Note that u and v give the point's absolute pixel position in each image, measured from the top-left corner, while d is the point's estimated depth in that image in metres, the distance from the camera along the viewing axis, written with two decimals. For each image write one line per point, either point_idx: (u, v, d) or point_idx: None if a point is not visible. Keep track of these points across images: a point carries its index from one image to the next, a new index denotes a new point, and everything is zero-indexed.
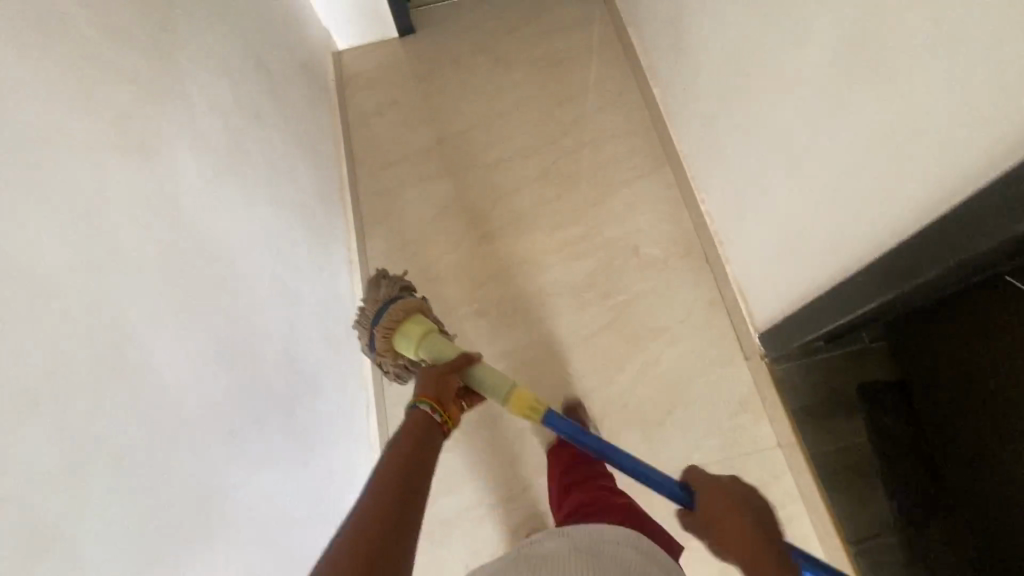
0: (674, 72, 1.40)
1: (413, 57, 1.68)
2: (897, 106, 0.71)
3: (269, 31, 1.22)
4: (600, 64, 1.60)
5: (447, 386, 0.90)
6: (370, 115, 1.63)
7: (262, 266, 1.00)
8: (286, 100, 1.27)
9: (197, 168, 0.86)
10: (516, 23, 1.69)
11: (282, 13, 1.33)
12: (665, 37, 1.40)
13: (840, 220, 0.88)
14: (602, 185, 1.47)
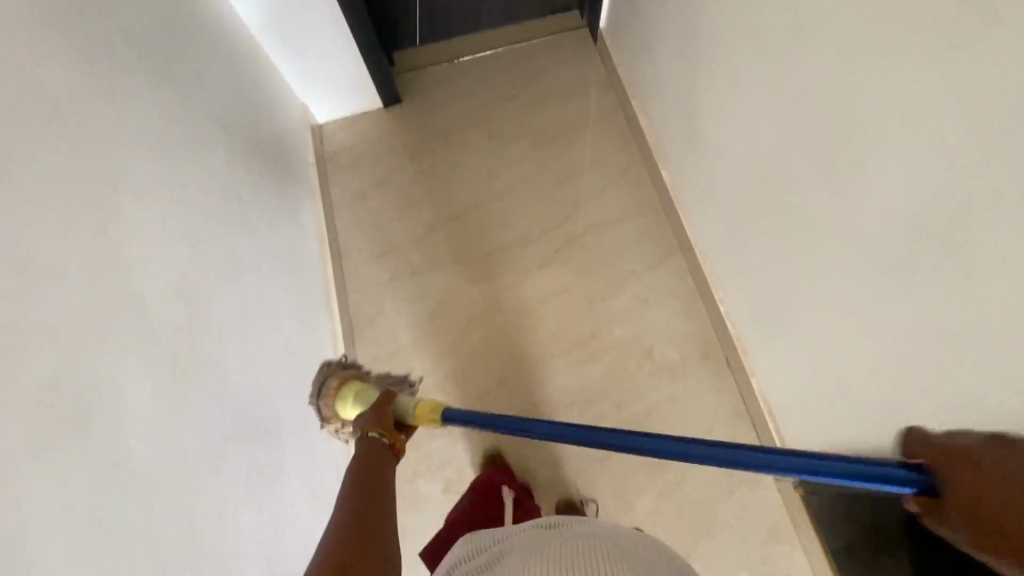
0: (685, 156, 1.31)
1: (401, 131, 1.56)
2: (1009, 292, 0.60)
3: (234, 138, 1.09)
4: (601, 138, 1.50)
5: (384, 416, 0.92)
6: (355, 199, 1.50)
7: (240, 309, 0.97)
8: (261, 206, 1.15)
9: (157, 318, 0.75)
10: (511, 92, 1.58)
11: (250, 108, 1.20)
12: (676, 119, 1.31)
13: (913, 380, 0.77)
14: (610, 276, 1.36)
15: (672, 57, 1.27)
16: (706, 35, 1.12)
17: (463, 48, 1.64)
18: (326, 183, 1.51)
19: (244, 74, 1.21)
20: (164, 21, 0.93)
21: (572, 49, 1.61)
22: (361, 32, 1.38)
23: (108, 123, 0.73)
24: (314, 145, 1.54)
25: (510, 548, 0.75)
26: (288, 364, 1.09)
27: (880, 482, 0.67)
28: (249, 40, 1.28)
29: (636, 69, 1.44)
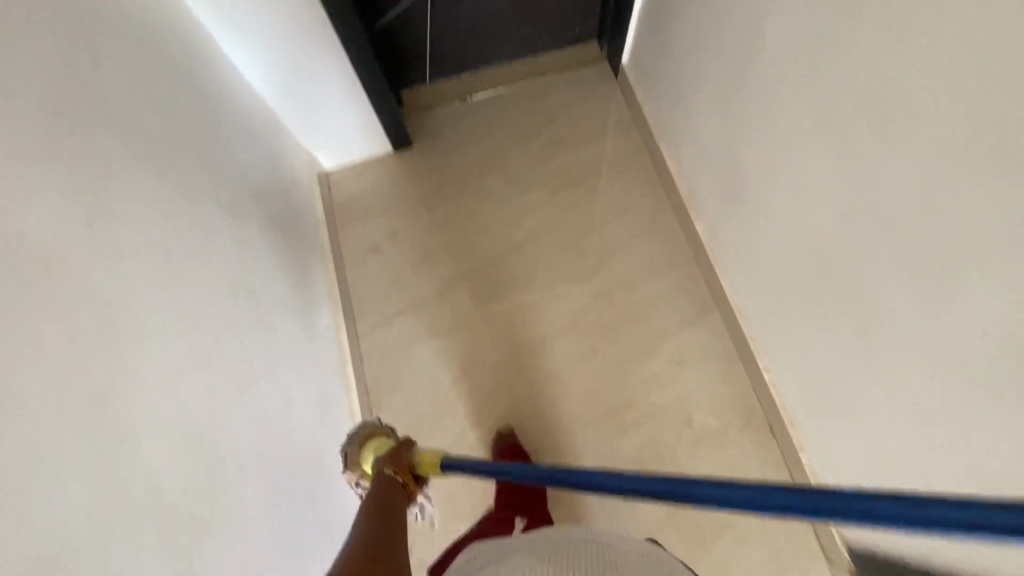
0: (721, 210, 1.22)
1: (414, 178, 1.47)
2: None
3: (231, 212, 1.00)
4: (625, 183, 1.42)
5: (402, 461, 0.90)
6: (367, 253, 1.41)
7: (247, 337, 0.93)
8: (267, 282, 1.06)
9: (171, 458, 0.67)
10: (528, 133, 1.49)
11: (248, 171, 1.10)
12: (712, 169, 1.22)
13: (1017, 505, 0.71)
14: (644, 337, 1.27)
15: (708, 104, 1.18)
16: (751, 89, 1.03)
17: (476, 85, 1.55)
18: (337, 237, 1.42)
19: (245, 136, 1.12)
20: (152, 106, 0.84)
21: (592, 84, 1.52)
22: (369, 78, 1.28)
23: (91, 253, 0.64)
24: (322, 196, 1.44)
25: (518, 547, 0.64)
26: (293, 393, 1.03)
27: (989, 532, 0.37)
28: (249, 97, 1.19)
29: (665, 110, 1.36)
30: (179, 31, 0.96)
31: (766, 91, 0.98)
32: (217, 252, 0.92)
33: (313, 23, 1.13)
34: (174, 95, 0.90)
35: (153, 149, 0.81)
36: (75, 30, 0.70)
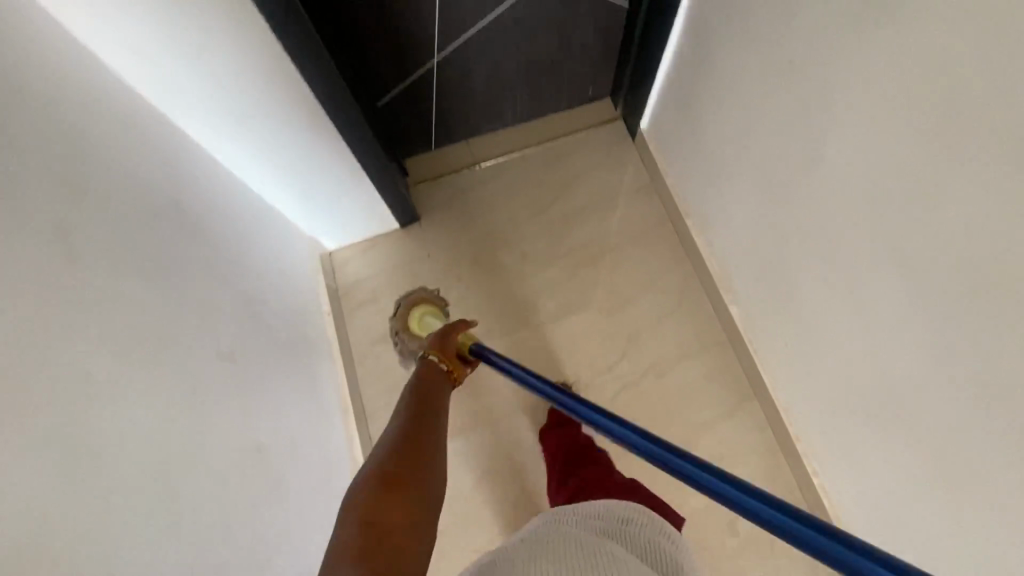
0: (761, 296, 1.13)
1: (422, 256, 1.38)
2: None
3: (251, 343, 0.89)
4: (650, 255, 1.32)
5: (448, 344, 0.96)
6: (377, 342, 1.31)
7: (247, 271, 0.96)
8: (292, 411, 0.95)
9: None
10: (543, 202, 1.40)
11: (258, 287, 0.99)
12: (751, 252, 1.13)
13: None
14: (679, 432, 1.19)
15: (749, 187, 1.08)
16: (804, 183, 0.93)
17: (484, 150, 1.45)
18: (344, 327, 1.31)
19: (256, 262, 1.01)
20: (165, 274, 0.73)
21: (608, 146, 1.42)
22: (377, 166, 1.18)
23: (110, 510, 0.53)
24: (326, 282, 1.34)
25: (505, 553, 0.67)
26: (291, 323, 1.07)
27: None
28: (254, 208, 1.08)
29: (691, 181, 1.26)
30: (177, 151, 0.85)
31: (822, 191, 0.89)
32: (246, 414, 0.81)
33: (324, 128, 1.02)
34: (185, 247, 0.79)
35: (171, 332, 0.70)
36: (58, 200, 0.58)
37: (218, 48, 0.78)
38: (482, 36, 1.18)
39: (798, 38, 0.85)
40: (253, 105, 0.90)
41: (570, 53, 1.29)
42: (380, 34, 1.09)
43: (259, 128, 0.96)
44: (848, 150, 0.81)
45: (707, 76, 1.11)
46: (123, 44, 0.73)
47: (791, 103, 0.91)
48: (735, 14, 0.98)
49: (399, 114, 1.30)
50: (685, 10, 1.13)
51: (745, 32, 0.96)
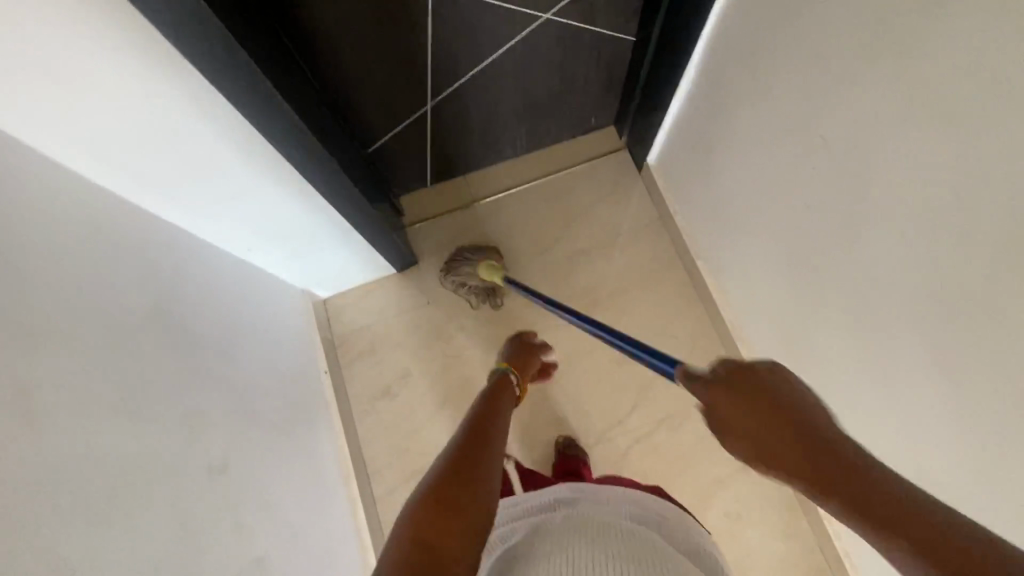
0: (777, 352, 1.08)
1: (421, 302, 1.32)
2: None
3: (242, 440, 0.82)
4: (661, 298, 1.27)
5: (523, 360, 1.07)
6: (377, 397, 1.25)
7: (227, 333, 0.90)
8: (290, 499, 0.90)
9: None
10: (548, 240, 1.34)
11: (245, 371, 0.91)
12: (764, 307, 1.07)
13: None
14: (696, 488, 1.15)
15: (764, 242, 1.00)
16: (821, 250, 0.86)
17: (482, 185, 1.38)
18: (343, 382, 1.25)
19: (245, 342, 0.95)
20: (145, 398, 0.66)
21: (613, 179, 1.35)
22: (374, 218, 1.12)
23: None
24: (322, 334, 1.27)
25: (537, 529, 0.71)
26: (276, 381, 1.01)
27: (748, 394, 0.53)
28: (242, 279, 1.00)
29: (701, 224, 1.19)
30: (146, 240, 0.77)
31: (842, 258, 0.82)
32: (248, 526, 0.76)
33: (308, 193, 0.95)
34: (161, 354, 0.72)
35: (156, 467, 0.64)
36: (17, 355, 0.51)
37: (188, 129, 0.71)
38: (481, 78, 1.09)
39: (825, 97, 0.76)
40: (231, 179, 0.83)
41: (572, 88, 1.20)
42: (366, 86, 1.01)
43: (240, 201, 0.88)
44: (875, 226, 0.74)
45: (716, 121, 1.03)
46: (84, 143, 0.65)
47: (810, 164, 0.82)
48: (753, 64, 0.89)
49: (390, 159, 1.22)
50: (698, 51, 1.03)
51: (762, 84, 0.88)
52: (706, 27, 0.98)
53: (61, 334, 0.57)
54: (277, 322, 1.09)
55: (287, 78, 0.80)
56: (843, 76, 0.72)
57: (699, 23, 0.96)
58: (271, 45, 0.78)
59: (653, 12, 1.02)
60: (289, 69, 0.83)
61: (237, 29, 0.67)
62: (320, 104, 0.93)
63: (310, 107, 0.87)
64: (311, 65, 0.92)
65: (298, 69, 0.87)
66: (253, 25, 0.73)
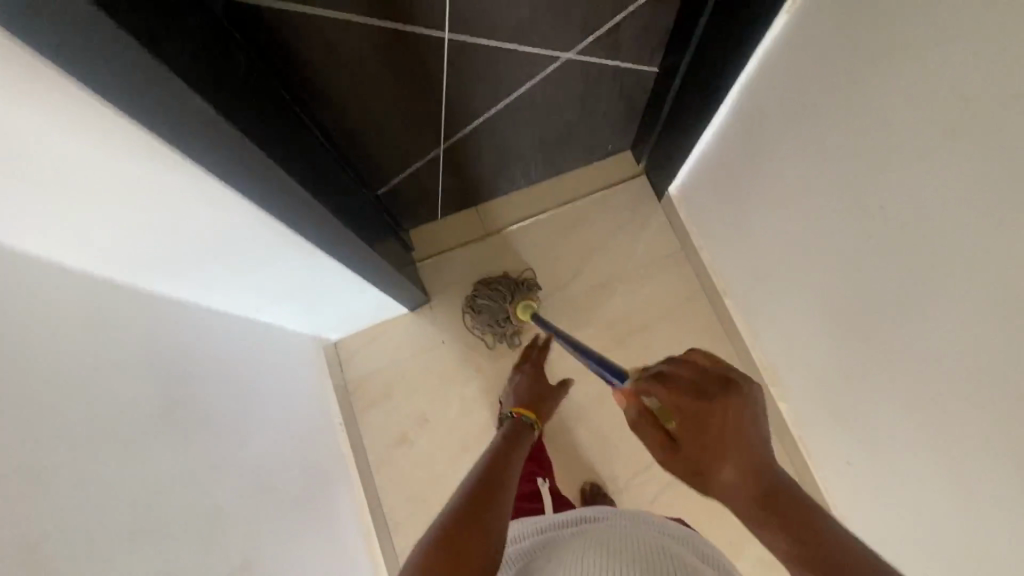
0: (809, 399, 1.04)
1: (436, 344, 1.27)
2: None
3: (264, 531, 0.77)
4: (684, 335, 1.22)
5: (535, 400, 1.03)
6: (393, 445, 1.21)
7: (240, 410, 0.85)
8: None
9: None
10: (564, 274, 1.29)
11: (261, 450, 0.86)
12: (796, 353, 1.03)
13: None
14: (727, 535, 1.12)
15: (797, 291, 0.95)
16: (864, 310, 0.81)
17: (495, 216, 1.33)
18: (358, 431, 1.21)
19: (261, 417, 0.91)
20: (163, 513, 0.60)
21: (631, 208, 1.30)
22: (388, 270, 1.07)
23: None
24: (333, 381, 1.23)
25: (546, 545, 0.72)
26: (291, 452, 0.96)
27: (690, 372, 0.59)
28: (251, 344, 0.95)
29: (728, 262, 1.14)
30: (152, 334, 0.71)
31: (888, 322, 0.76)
32: None
33: (324, 262, 0.89)
34: (189, 459, 0.68)
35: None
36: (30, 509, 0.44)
37: (204, 228, 0.66)
38: (495, 119, 1.02)
39: (880, 158, 0.70)
40: (243, 259, 0.77)
41: (590, 120, 1.14)
42: (377, 136, 0.94)
43: (252, 276, 0.83)
44: (930, 300, 0.69)
45: (748, 166, 0.97)
46: (90, 246, 0.60)
47: (856, 223, 0.77)
48: (796, 111, 0.82)
49: (399, 198, 1.15)
50: (733, 92, 0.96)
51: (805, 135, 0.81)
52: (748, 71, 0.91)
53: (78, 469, 0.51)
54: (290, 385, 1.05)
55: (297, 149, 0.74)
56: (904, 139, 0.66)
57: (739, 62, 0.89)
58: (279, 116, 0.71)
59: (682, 45, 0.95)
60: (298, 135, 0.76)
61: (246, 118, 0.60)
62: (329, 163, 0.87)
63: (320, 171, 0.81)
64: (319, 121, 0.85)
65: (307, 131, 0.80)
66: (259, 101, 0.66)
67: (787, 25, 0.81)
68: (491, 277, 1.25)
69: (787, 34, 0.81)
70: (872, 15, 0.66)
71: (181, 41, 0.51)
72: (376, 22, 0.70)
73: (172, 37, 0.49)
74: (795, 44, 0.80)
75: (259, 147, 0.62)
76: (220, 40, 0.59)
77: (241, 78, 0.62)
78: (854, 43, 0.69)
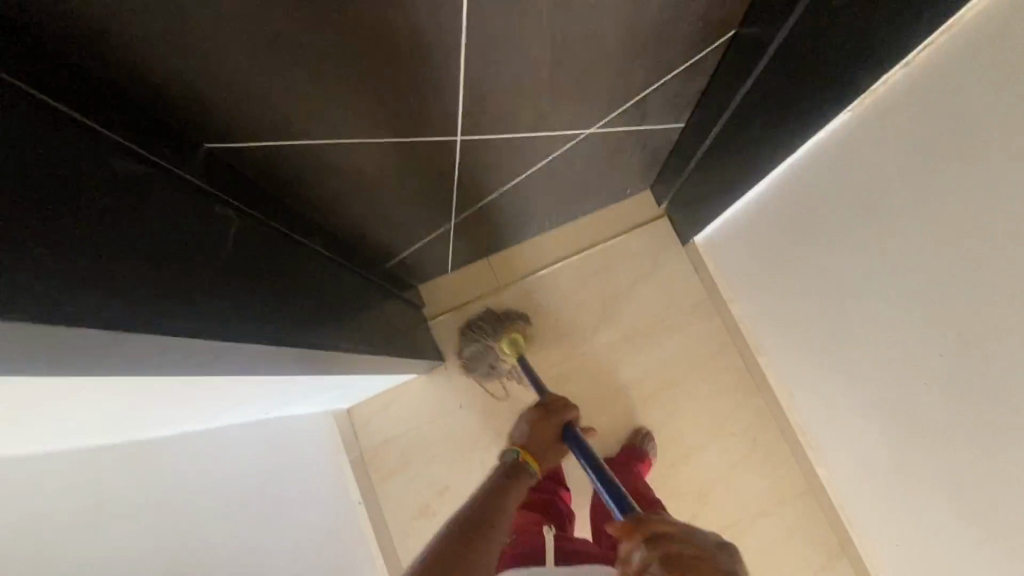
0: (841, 472, 0.97)
1: (452, 408, 1.21)
2: None
3: None
4: (714, 391, 1.17)
5: (536, 437, 0.94)
6: (415, 519, 1.16)
7: (243, 536, 0.78)
8: None
9: None
10: (585, 328, 1.22)
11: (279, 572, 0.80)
12: (827, 423, 0.97)
13: None
14: None
15: (840, 376, 0.87)
16: (916, 418, 0.73)
17: (509, 265, 1.25)
18: (377, 506, 1.16)
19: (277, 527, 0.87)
20: None
21: (654, 255, 1.22)
22: (408, 359, 1.00)
23: None
24: (350, 454, 1.17)
25: None
26: (308, 558, 0.90)
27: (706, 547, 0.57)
28: (252, 447, 0.90)
29: (764, 321, 1.06)
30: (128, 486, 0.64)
31: (945, 440, 0.69)
32: None
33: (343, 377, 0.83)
34: None
35: None
36: None
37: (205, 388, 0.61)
38: (510, 191, 0.94)
39: (950, 274, 0.62)
40: (252, 392, 0.72)
41: (610, 176, 1.05)
42: (384, 230, 0.85)
43: (257, 398, 0.78)
44: (995, 434, 0.61)
45: (789, 243, 0.89)
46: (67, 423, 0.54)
47: (911, 328, 0.69)
48: (850, 203, 0.73)
49: (406, 269, 1.07)
50: (782, 166, 0.86)
51: (858, 227, 0.73)
52: (802, 149, 0.81)
53: None
54: (301, 481, 1.00)
55: (304, 285, 0.66)
56: (983, 261, 0.57)
57: (797, 139, 0.80)
58: (279, 257, 0.63)
59: (720, 108, 0.87)
60: (304, 265, 0.68)
61: (255, 289, 0.54)
62: (337, 273, 0.79)
63: (330, 292, 0.74)
64: (323, 233, 0.76)
65: (312, 252, 0.72)
66: (259, 256, 0.58)
67: (853, 111, 0.70)
68: (473, 316, 1.19)
69: (851, 121, 0.71)
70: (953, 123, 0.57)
71: (166, 240, 0.44)
72: (381, 138, 0.63)
73: (158, 244, 0.42)
74: (861, 134, 0.70)
75: (274, 313, 0.55)
76: (208, 207, 0.52)
77: (235, 244, 0.54)
78: (932, 151, 0.60)
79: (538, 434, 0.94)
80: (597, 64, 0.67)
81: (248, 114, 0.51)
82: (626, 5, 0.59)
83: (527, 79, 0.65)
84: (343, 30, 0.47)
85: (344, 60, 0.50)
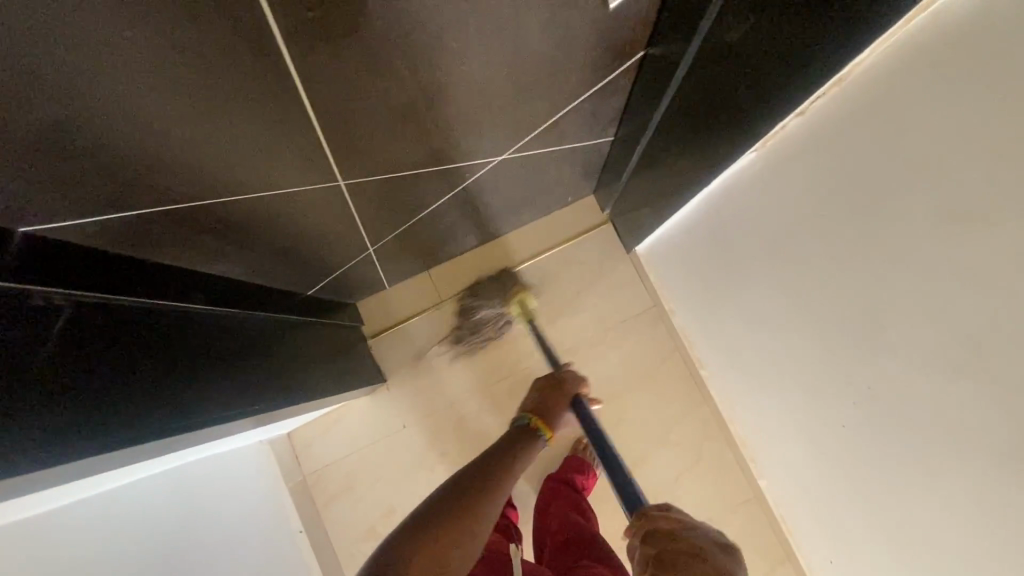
0: (781, 484, 0.97)
1: (395, 428, 1.18)
2: None
3: None
4: (658, 400, 1.15)
5: (547, 402, 0.84)
6: (359, 541, 1.14)
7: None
8: None
9: None
10: (527, 340, 1.19)
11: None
12: (762, 438, 0.96)
13: None
14: None
15: (768, 399, 0.85)
16: (833, 452, 0.71)
17: (449, 279, 1.21)
18: (320, 531, 1.14)
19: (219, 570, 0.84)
20: None
21: (597, 264, 1.19)
22: (334, 396, 0.95)
23: None
24: (290, 480, 1.15)
25: None
26: None
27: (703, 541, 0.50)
28: (193, 490, 0.87)
29: (702, 334, 1.04)
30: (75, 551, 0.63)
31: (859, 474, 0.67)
32: None
33: (262, 426, 0.79)
34: None
35: None
36: None
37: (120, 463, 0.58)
38: (430, 215, 0.89)
39: (858, 319, 0.59)
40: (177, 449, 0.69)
41: (541, 190, 1.00)
42: (285, 267, 0.79)
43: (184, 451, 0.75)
44: (903, 481, 0.59)
45: (714, 267, 0.86)
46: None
47: (827, 368, 0.66)
48: (767, 236, 0.71)
49: (330, 295, 1.01)
50: (713, 185, 0.80)
51: (773, 259, 0.70)
52: (730, 170, 0.75)
53: None
54: (242, 519, 0.97)
55: (176, 353, 0.60)
56: (890, 311, 0.54)
57: (714, 162, 0.75)
58: (137, 331, 0.56)
59: (639, 129, 0.81)
60: (176, 331, 0.62)
61: (88, 384, 0.47)
62: (230, 324, 0.73)
63: (218, 351, 0.67)
64: (208, 283, 0.69)
65: (190, 313, 0.66)
66: (106, 337, 0.51)
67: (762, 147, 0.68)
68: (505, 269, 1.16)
69: (778, 142, 0.66)
70: (874, 169, 0.52)
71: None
72: (240, 194, 0.57)
73: None
74: (774, 167, 0.67)
75: (138, 399, 0.52)
76: (23, 305, 0.45)
77: (81, 331, 0.49)
78: (852, 194, 0.55)
79: (550, 402, 0.84)
80: (487, 97, 0.62)
81: (68, 200, 0.44)
82: (502, 41, 0.53)
83: (404, 117, 0.59)
84: (153, 109, 0.41)
85: (156, 133, 0.43)
